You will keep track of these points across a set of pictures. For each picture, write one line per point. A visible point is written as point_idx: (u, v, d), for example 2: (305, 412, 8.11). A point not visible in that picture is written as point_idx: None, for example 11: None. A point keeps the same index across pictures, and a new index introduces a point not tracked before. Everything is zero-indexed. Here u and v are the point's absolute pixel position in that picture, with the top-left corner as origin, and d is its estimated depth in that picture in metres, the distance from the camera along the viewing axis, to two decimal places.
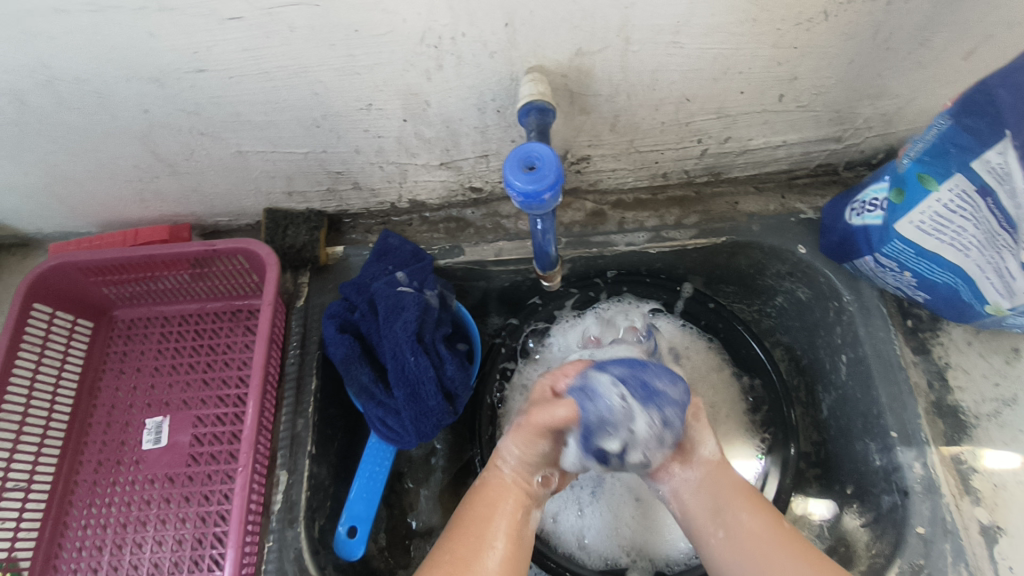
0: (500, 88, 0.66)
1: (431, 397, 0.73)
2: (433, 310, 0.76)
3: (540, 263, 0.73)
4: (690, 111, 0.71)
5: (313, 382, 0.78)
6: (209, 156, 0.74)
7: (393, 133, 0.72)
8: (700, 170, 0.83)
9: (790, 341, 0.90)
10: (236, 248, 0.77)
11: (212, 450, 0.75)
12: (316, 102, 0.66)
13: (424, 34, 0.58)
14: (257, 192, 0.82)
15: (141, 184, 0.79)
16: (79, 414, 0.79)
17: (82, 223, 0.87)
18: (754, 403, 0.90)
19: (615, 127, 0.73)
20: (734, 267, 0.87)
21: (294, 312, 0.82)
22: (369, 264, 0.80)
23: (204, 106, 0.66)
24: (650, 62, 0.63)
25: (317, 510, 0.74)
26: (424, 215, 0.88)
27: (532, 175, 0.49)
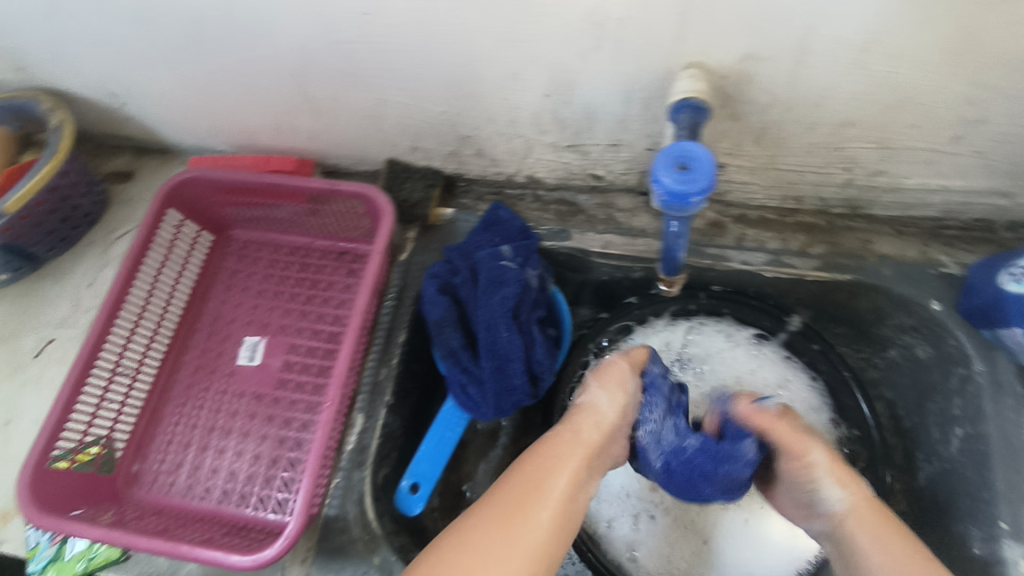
0: (652, 79, 0.63)
1: (517, 376, 0.72)
2: (532, 290, 0.76)
3: (666, 266, 0.71)
4: (848, 136, 0.66)
5: (400, 334, 0.79)
6: (349, 99, 0.76)
7: (531, 107, 0.71)
8: (839, 200, 0.78)
9: (895, 398, 0.84)
10: (355, 192, 0.78)
11: (299, 379, 0.79)
12: (464, 63, 0.66)
13: (590, 12, 0.56)
14: (384, 142, 0.84)
15: (281, 116, 0.82)
16: (188, 320, 0.84)
17: (219, 142, 0.91)
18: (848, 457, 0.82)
19: (760, 139, 0.69)
20: (852, 308, 0.81)
21: (396, 265, 0.83)
22: (477, 233, 0.80)
23: (358, 50, 0.67)
24: (822, 78, 0.59)
25: (385, 458, 0.76)
26: (538, 193, 0.87)
27: (684, 176, 0.47)
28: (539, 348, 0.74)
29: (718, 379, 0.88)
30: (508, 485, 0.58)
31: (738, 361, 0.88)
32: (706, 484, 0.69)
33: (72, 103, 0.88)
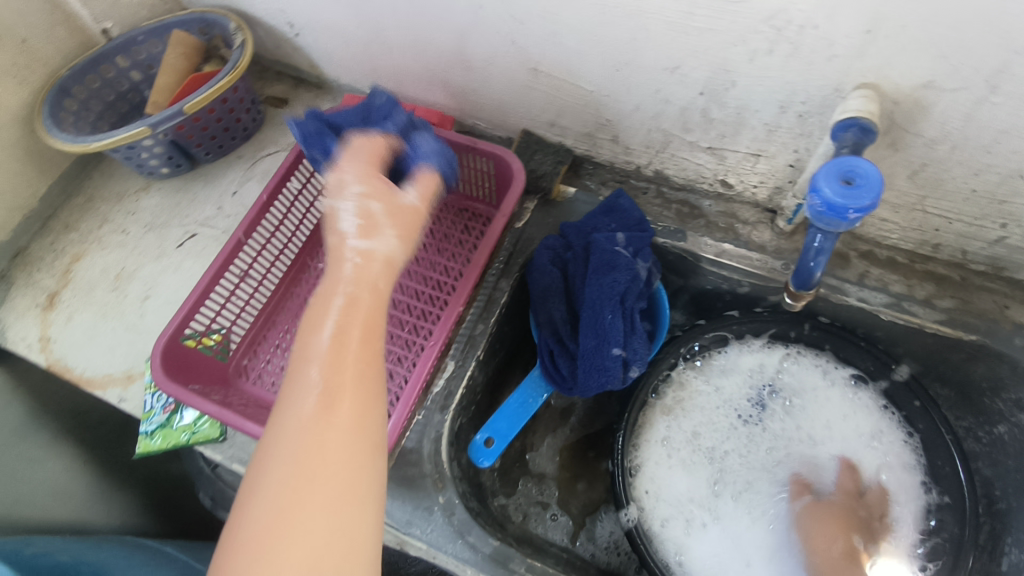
0: (817, 94, 0.62)
1: (610, 358, 0.72)
2: (640, 281, 0.77)
3: (799, 279, 0.68)
4: (1014, 190, 0.63)
5: (503, 297, 0.82)
6: (506, 64, 0.79)
7: (682, 101, 0.71)
8: (981, 256, 0.74)
9: (992, 475, 0.80)
10: (493, 153, 0.81)
11: (401, 317, 0.84)
12: (629, 47, 0.68)
13: (774, 14, 0.56)
14: (526, 112, 0.87)
15: (439, 69, 0.86)
16: (313, 241, 0.92)
17: (372, 85, 0.97)
18: (933, 527, 0.77)
19: (915, 175, 0.66)
20: (965, 371, 0.78)
21: (509, 231, 0.86)
22: (595, 215, 0.83)
23: (531, 18, 0.70)
24: (1005, 122, 0.56)
25: (464, 408, 0.80)
26: (662, 190, 0.87)
27: (847, 190, 0.46)
28: (638, 338, 0.74)
29: (810, 415, 0.86)
30: (317, 391, 0.44)
31: (832, 400, 0.85)
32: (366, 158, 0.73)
33: (255, 26, 0.97)
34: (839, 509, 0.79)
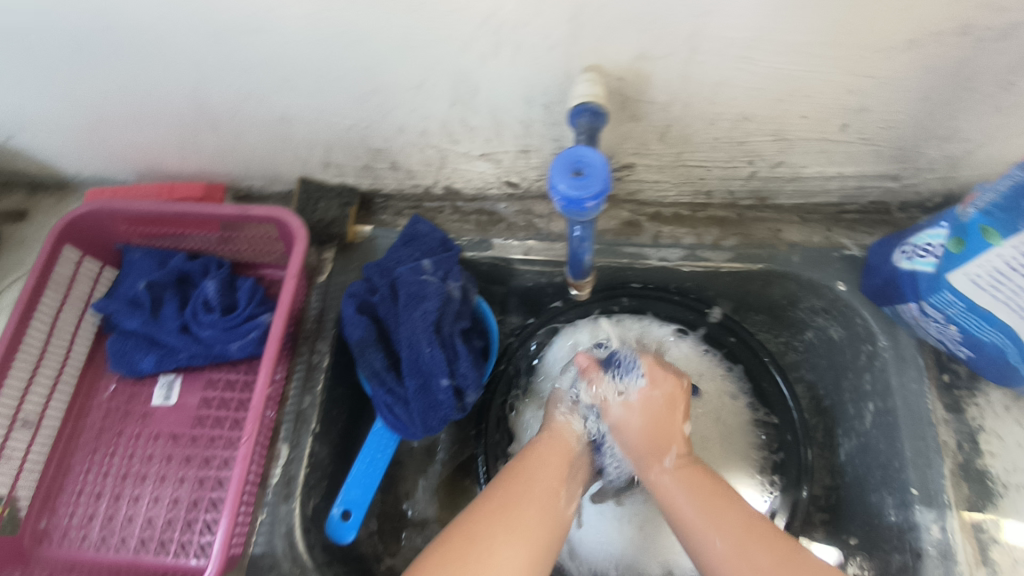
0: (553, 84, 0.63)
1: (441, 391, 0.71)
2: (454, 302, 0.75)
3: (572, 271, 0.72)
4: (747, 130, 0.68)
5: (324, 359, 0.78)
6: (252, 118, 0.73)
7: (439, 117, 0.69)
8: (746, 192, 0.80)
9: (814, 379, 0.88)
10: (269, 216, 0.75)
11: (219, 415, 0.75)
12: (366, 76, 0.64)
13: (485, 19, 0.55)
14: (294, 161, 0.81)
15: (182, 139, 0.77)
16: (96, 360, 0.79)
17: (119, 171, 0.86)
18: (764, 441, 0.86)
19: (665, 137, 0.70)
20: (767, 296, 0.84)
21: (315, 287, 0.81)
22: (396, 248, 0.79)
23: (253, 68, 0.65)
24: (714, 74, 0.60)
25: (314, 488, 0.74)
26: (457, 204, 0.86)
27: (579, 181, 0.47)
28: (466, 361, 0.72)
29: None
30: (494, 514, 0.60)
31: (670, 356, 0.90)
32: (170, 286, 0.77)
33: None
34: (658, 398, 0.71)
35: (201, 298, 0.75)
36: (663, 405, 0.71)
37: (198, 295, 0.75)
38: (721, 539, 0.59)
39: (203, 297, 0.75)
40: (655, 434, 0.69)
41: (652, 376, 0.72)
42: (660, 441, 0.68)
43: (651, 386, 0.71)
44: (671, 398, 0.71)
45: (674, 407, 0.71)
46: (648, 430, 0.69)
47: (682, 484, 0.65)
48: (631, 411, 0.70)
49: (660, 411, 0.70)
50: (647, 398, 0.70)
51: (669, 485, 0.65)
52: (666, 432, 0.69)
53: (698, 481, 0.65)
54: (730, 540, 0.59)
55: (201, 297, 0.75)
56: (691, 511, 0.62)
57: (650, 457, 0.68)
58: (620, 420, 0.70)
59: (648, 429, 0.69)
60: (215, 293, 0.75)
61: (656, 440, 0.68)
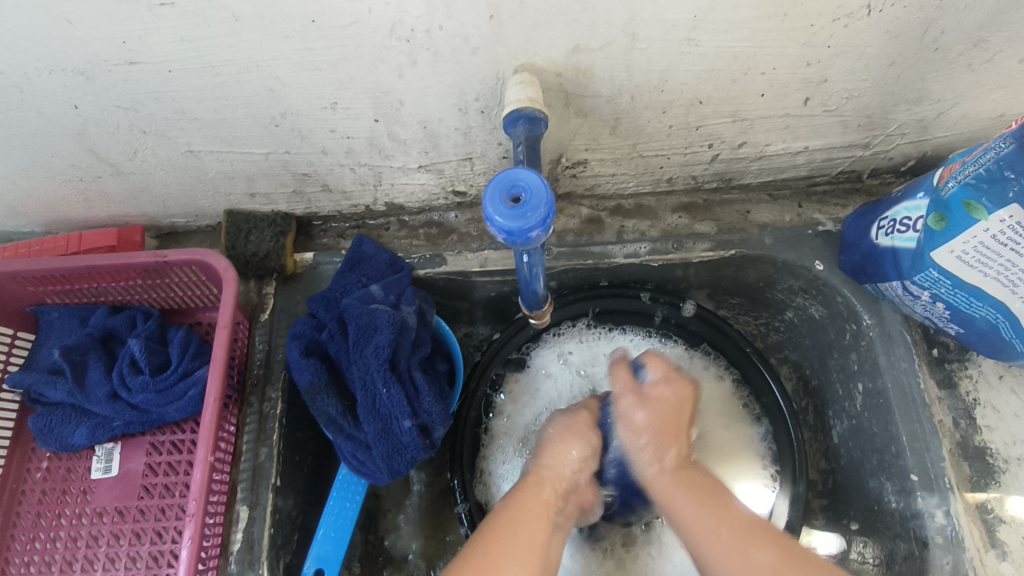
0: (485, 87, 0.56)
1: (405, 433, 0.65)
2: (410, 329, 0.68)
3: (527, 301, 0.67)
4: (703, 114, 0.62)
5: (277, 406, 0.71)
6: (156, 156, 0.65)
7: (364, 133, 0.63)
8: (710, 176, 0.74)
9: (800, 358, 0.83)
10: (189, 259, 0.68)
11: (168, 481, 0.69)
12: (272, 99, 0.57)
13: (393, 26, 0.49)
14: (216, 193, 0.73)
15: (85, 183, 0.70)
16: (23, 436, 0.72)
17: (23, 223, 0.78)
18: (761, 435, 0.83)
19: (616, 130, 0.64)
20: (742, 280, 0.79)
21: (257, 327, 0.74)
22: (340, 275, 0.72)
23: (141, 102, 0.57)
24: (660, 61, 0.54)
25: (282, 546, 0.68)
26: (403, 219, 0.79)
27: (517, 211, 0.42)
28: (428, 397, 0.66)
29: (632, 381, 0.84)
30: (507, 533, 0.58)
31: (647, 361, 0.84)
32: (94, 346, 0.70)
33: None
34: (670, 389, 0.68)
35: (125, 359, 0.68)
36: (671, 407, 0.67)
37: (122, 355, 0.68)
38: (726, 535, 0.57)
39: (127, 357, 0.68)
40: (661, 429, 0.65)
41: (660, 376, 0.68)
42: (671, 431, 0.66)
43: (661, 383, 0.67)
44: (681, 402, 0.67)
45: (682, 408, 0.67)
46: (660, 419, 0.66)
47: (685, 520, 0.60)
48: (638, 405, 0.67)
49: (681, 400, 0.67)
50: (663, 371, 0.68)
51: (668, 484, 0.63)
52: (671, 431, 0.66)
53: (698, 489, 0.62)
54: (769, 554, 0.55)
55: (124, 358, 0.68)
56: (694, 511, 0.60)
57: (654, 455, 0.65)
58: (626, 416, 0.67)
59: (654, 425, 0.65)
60: (139, 351, 0.67)
61: (660, 436, 0.65)
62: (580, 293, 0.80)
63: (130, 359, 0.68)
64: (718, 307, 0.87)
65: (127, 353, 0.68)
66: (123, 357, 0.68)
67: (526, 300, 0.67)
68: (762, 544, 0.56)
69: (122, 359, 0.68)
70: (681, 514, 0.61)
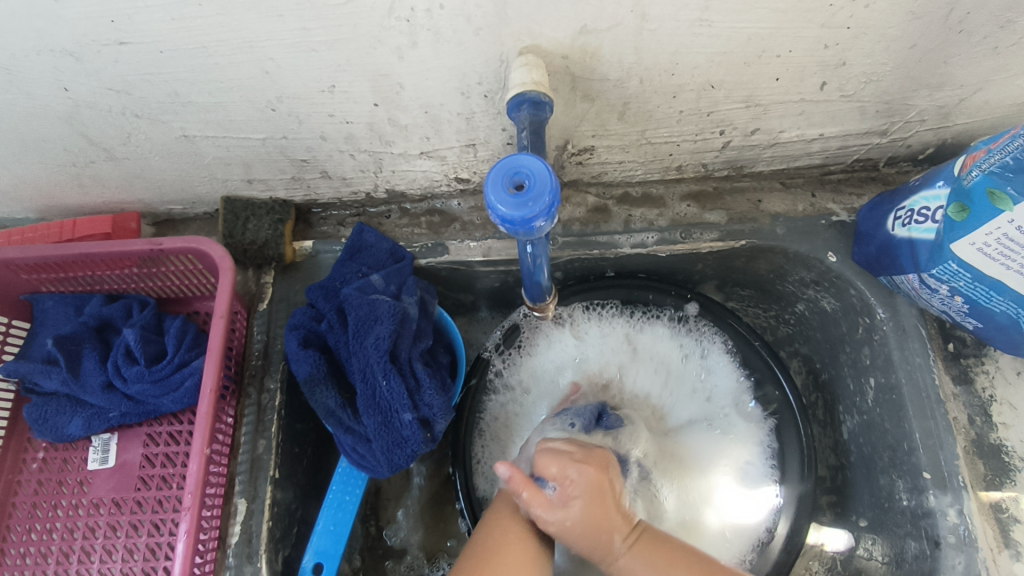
0: (488, 71, 0.54)
1: (406, 426, 0.63)
2: (411, 320, 0.66)
3: (528, 292, 0.65)
4: (714, 99, 0.60)
5: (275, 398, 0.69)
6: (150, 141, 0.64)
7: (364, 118, 0.61)
8: (720, 164, 0.72)
9: (810, 352, 0.81)
10: (186, 247, 0.66)
11: (165, 473, 0.68)
12: (268, 82, 0.55)
13: (392, 5, 0.47)
14: (212, 179, 0.72)
15: (79, 169, 0.68)
16: (19, 426, 0.71)
17: (17, 209, 0.76)
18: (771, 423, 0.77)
19: (624, 115, 0.62)
20: (752, 271, 0.77)
21: (256, 317, 0.72)
22: (340, 264, 0.70)
23: (133, 85, 0.55)
24: (671, 43, 0.52)
25: (281, 540, 0.67)
26: (404, 207, 0.77)
27: (518, 199, 0.40)
28: (429, 390, 0.65)
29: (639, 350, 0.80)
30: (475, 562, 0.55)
31: (659, 364, 0.80)
32: (89, 335, 0.69)
33: None
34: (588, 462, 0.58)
35: (120, 349, 0.66)
36: (593, 495, 0.56)
37: (117, 345, 0.66)
38: None
39: (122, 347, 0.66)
40: (593, 522, 0.55)
41: (576, 453, 0.58)
42: (609, 512, 0.56)
43: (576, 464, 0.57)
44: (600, 485, 0.56)
45: (599, 489, 0.56)
46: (592, 510, 0.55)
47: (648, 557, 0.55)
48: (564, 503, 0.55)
49: (597, 483, 0.56)
50: (580, 448, 0.59)
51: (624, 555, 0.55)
52: (606, 513, 0.56)
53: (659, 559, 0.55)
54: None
55: (120, 348, 0.66)
56: (647, 569, 0.54)
57: (601, 542, 0.55)
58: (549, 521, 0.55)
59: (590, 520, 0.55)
60: (133, 341, 0.66)
61: (597, 530, 0.55)
62: (587, 283, 0.78)
63: (125, 349, 0.66)
64: (727, 298, 0.85)
65: (122, 343, 0.67)
66: (117, 347, 0.66)
67: (526, 291, 0.65)
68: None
69: (116, 350, 0.66)
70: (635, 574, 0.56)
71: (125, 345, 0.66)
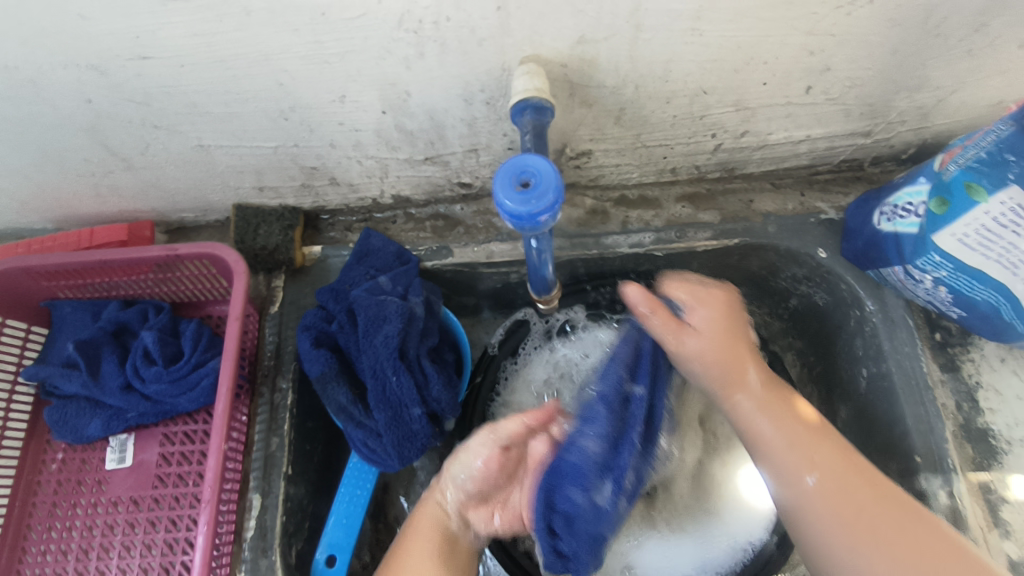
0: (491, 79, 0.57)
1: (416, 420, 0.66)
2: (419, 319, 0.69)
3: (535, 284, 0.67)
4: (706, 104, 0.63)
5: (287, 397, 0.72)
6: (167, 150, 0.66)
7: (372, 126, 0.64)
8: (713, 165, 0.75)
9: (804, 346, 0.84)
10: (201, 252, 0.69)
11: (181, 471, 0.70)
12: (282, 92, 0.58)
13: (402, 17, 0.50)
14: (225, 188, 0.74)
15: (96, 179, 0.71)
16: (38, 428, 0.73)
17: (34, 219, 0.79)
18: None
19: (620, 120, 0.65)
20: (746, 269, 0.80)
21: (267, 320, 0.75)
22: (348, 268, 0.73)
23: (153, 97, 0.58)
24: (664, 51, 0.55)
25: (294, 534, 0.69)
26: (410, 212, 0.80)
27: (524, 195, 0.43)
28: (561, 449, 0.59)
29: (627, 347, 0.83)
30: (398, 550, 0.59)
31: None
32: (105, 340, 0.71)
33: None
34: (710, 312, 0.62)
35: (137, 352, 0.69)
36: (722, 327, 0.61)
37: (135, 348, 0.69)
38: (817, 478, 0.54)
39: (140, 349, 0.69)
40: (723, 351, 0.60)
41: (694, 298, 0.62)
42: (740, 360, 0.60)
43: (699, 307, 0.62)
44: (726, 321, 0.62)
45: (731, 324, 0.62)
46: (717, 349, 0.60)
47: (763, 402, 0.59)
48: (690, 336, 0.60)
49: (724, 317, 0.62)
50: (694, 292, 0.63)
51: (750, 412, 0.59)
52: (733, 350, 0.60)
53: (776, 404, 0.60)
54: (818, 482, 0.54)
55: (137, 351, 0.69)
56: (782, 442, 0.57)
57: (733, 380, 0.60)
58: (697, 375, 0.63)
59: (710, 345, 0.60)
60: (151, 343, 0.69)
61: (727, 364, 0.60)
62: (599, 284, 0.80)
63: (142, 350, 0.69)
64: None
65: (139, 345, 0.69)
66: (134, 349, 0.69)
67: (529, 279, 0.67)
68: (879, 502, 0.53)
69: (133, 352, 0.69)
70: (770, 460, 0.57)
71: (142, 348, 0.69)
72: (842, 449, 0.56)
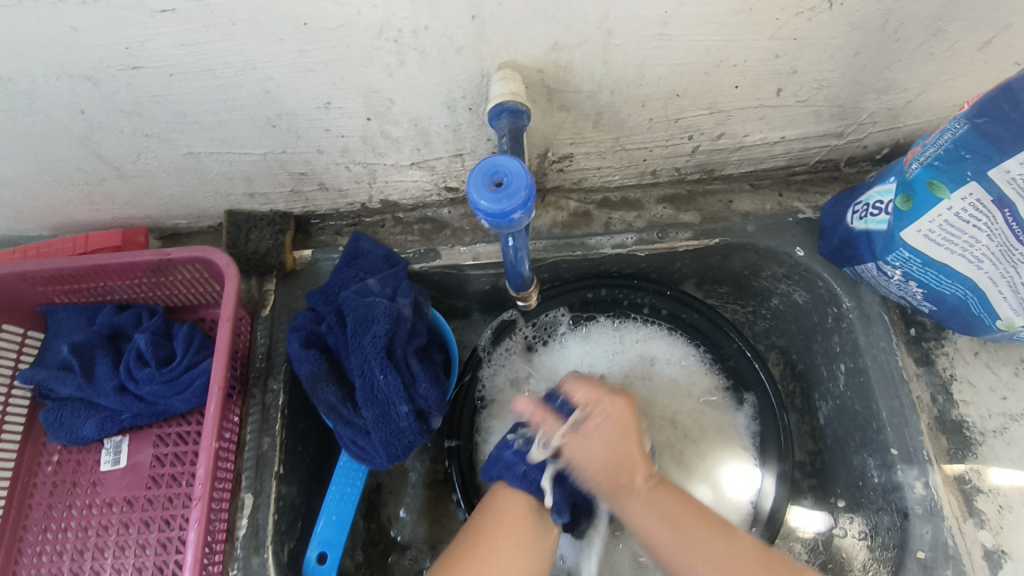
0: (470, 85, 0.59)
1: (403, 418, 0.67)
2: (406, 320, 0.70)
3: (512, 284, 0.69)
4: (680, 107, 0.65)
5: (278, 397, 0.73)
6: (159, 158, 0.68)
7: (358, 132, 0.65)
8: (692, 167, 0.77)
9: (786, 344, 0.86)
10: (193, 257, 0.70)
11: (174, 471, 0.71)
12: (269, 100, 0.60)
13: (382, 27, 0.52)
14: (216, 194, 0.76)
15: (91, 187, 0.73)
16: (34, 431, 0.75)
17: (31, 227, 0.81)
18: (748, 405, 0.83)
19: (598, 124, 0.67)
20: (728, 268, 0.82)
21: (259, 323, 0.76)
22: (338, 270, 0.74)
23: (144, 106, 0.60)
24: (636, 56, 0.57)
25: (286, 532, 0.70)
26: (398, 216, 0.82)
27: (497, 194, 0.45)
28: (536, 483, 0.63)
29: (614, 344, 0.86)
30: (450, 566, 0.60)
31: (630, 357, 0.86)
32: (98, 343, 0.72)
33: None
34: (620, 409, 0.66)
35: (131, 355, 0.70)
36: (616, 428, 0.65)
37: (129, 351, 0.70)
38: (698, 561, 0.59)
39: (133, 352, 0.70)
40: (618, 460, 0.64)
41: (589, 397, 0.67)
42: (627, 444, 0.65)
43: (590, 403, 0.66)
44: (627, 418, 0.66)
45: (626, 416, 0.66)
46: (606, 457, 0.64)
47: (658, 504, 0.63)
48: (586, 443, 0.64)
49: (622, 417, 0.66)
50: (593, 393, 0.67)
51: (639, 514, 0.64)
52: (626, 454, 0.64)
53: (674, 499, 0.64)
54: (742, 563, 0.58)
55: (131, 354, 0.70)
56: (658, 528, 0.62)
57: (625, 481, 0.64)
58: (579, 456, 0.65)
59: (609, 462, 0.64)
60: (144, 346, 0.70)
61: (617, 467, 0.64)
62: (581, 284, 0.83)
63: (136, 353, 0.70)
64: (706, 296, 0.90)
65: (133, 348, 0.70)
66: (128, 352, 0.70)
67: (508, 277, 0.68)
68: (751, 562, 0.58)
69: (127, 355, 0.70)
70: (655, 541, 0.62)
71: (136, 351, 0.70)
72: (730, 542, 0.60)
